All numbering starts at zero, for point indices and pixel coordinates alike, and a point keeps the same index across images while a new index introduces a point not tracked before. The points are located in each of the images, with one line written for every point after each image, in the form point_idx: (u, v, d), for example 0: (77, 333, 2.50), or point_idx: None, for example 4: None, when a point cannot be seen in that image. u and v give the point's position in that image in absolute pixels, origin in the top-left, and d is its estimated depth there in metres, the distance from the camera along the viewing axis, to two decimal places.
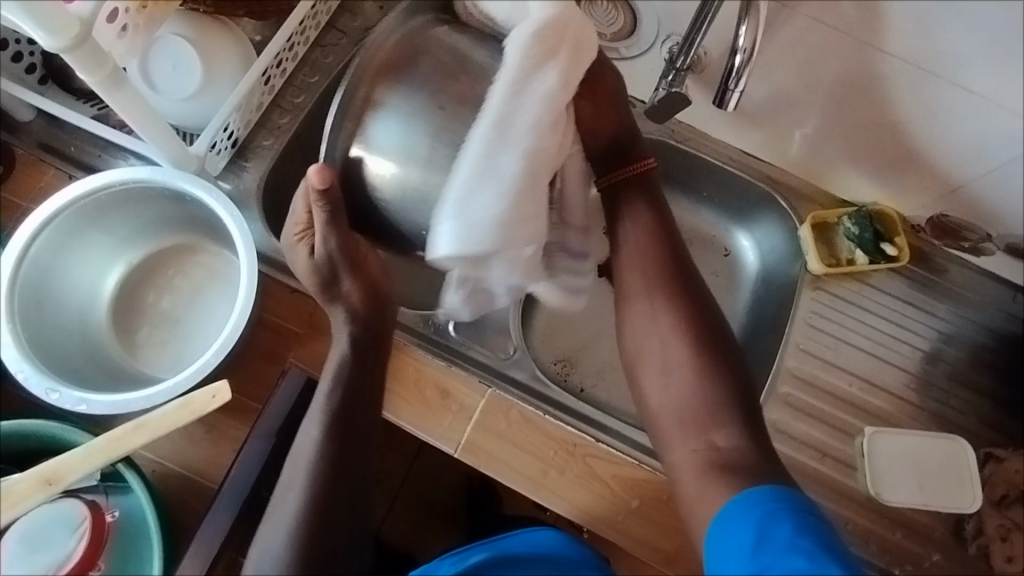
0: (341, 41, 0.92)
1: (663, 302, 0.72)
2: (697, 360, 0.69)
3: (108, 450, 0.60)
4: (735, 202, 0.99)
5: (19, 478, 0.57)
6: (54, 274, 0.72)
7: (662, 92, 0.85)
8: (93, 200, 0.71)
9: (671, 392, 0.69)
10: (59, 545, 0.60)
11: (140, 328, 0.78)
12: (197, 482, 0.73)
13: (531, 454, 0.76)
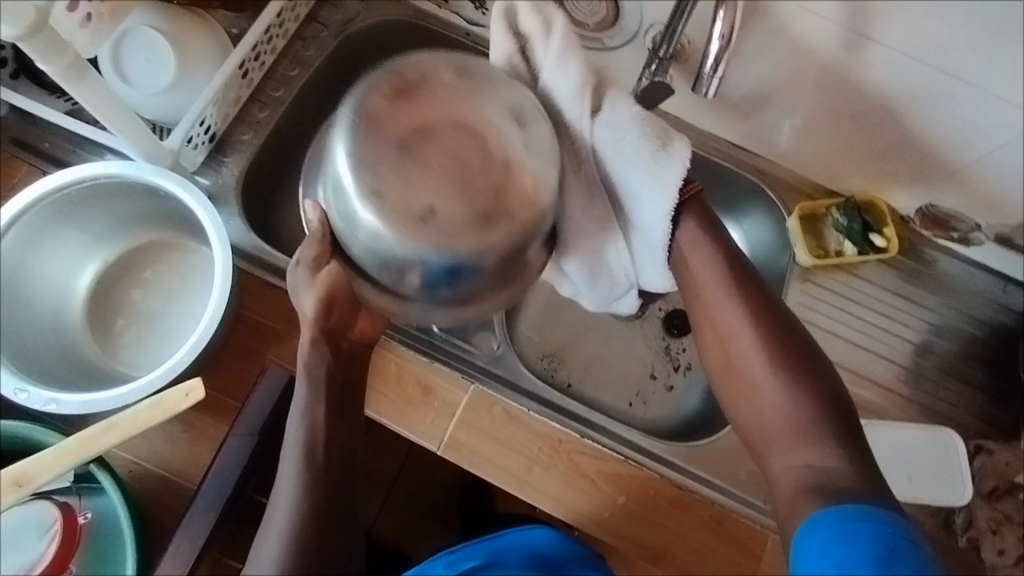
0: (321, 34, 0.92)
1: (745, 310, 0.66)
2: (789, 380, 0.63)
3: (82, 448, 0.59)
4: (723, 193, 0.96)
5: None
6: (27, 270, 0.71)
7: (646, 82, 0.84)
8: (65, 195, 0.70)
9: (770, 403, 0.63)
10: (29, 547, 0.59)
11: (116, 325, 0.77)
12: (174, 482, 0.71)
13: (515, 450, 0.75)
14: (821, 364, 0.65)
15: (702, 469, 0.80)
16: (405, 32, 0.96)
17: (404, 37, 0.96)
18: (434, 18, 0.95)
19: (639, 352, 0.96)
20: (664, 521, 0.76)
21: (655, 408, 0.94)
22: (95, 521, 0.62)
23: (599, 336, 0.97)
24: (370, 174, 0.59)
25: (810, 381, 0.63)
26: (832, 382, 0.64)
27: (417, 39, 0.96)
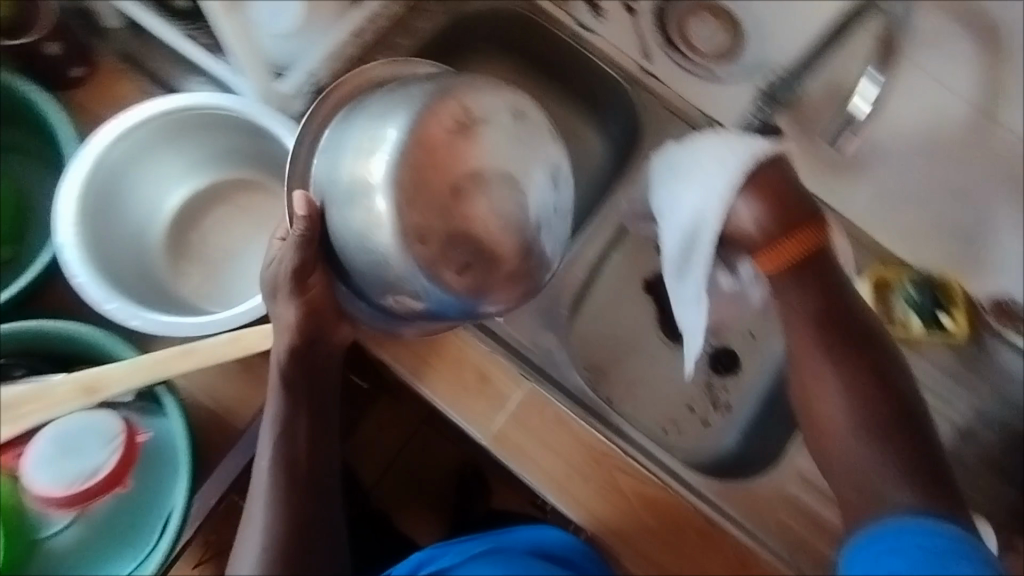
0: (435, 8, 0.92)
1: (839, 365, 0.67)
2: (877, 436, 0.65)
3: (154, 369, 0.59)
4: None
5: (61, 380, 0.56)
6: (125, 184, 0.72)
7: (756, 122, 0.85)
8: (176, 119, 0.70)
9: (850, 448, 0.66)
10: (90, 455, 0.59)
11: (194, 254, 0.77)
12: (224, 419, 0.72)
13: (558, 454, 0.76)
14: (917, 418, 0.66)
15: (733, 508, 0.80)
16: (514, 22, 0.96)
17: (512, 26, 0.97)
18: (545, 13, 0.95)
19: (682, 382, 0.96)
20: (688, 552, 0.77)
21: (686, 439, 0.95)
22: (155, 440, 0.64)
23: (645, 358, 0.97)
24: (404, 210, 0.58)
25: (902, 437, 0.65)
26: (926, 435, 0.66)
27: (525, 32, 0.97)
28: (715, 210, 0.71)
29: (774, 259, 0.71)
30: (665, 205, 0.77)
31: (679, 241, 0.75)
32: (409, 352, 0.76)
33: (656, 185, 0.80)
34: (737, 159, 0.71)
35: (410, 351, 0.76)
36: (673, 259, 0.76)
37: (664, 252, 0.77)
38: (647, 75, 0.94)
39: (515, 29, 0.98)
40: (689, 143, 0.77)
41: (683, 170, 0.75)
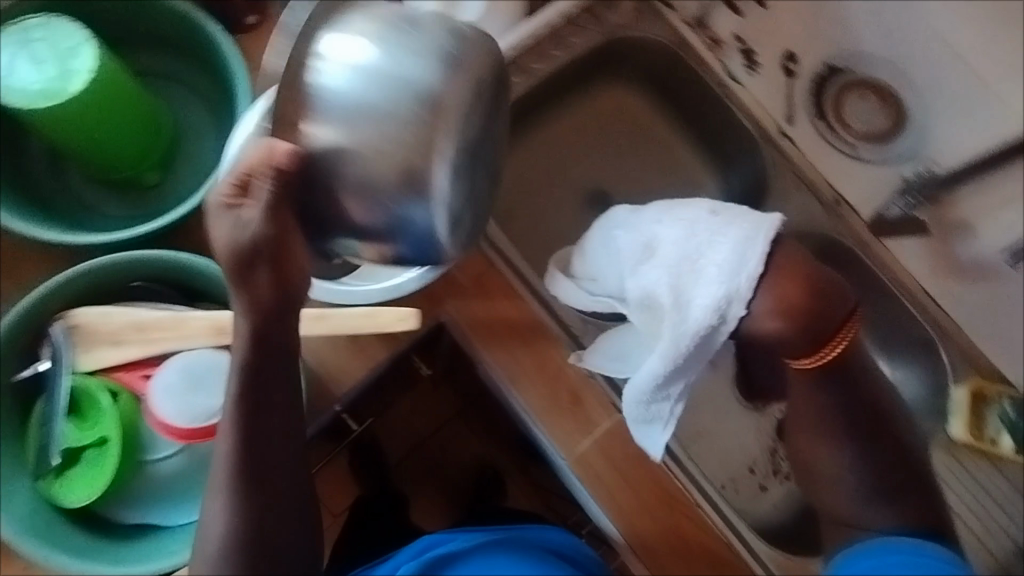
0: (592, 27, 0.93)
1: (853, 435, 0.67)
2: (885, 498, 0.67)
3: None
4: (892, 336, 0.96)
5: (202, 316, 0.62)
6: None
7: (899, 210, 0.94)
8: None
9: (844, 494, 0.69)
10: (210, 395, 0.60)
11: None
12: (324, 384, 0.73)
13: (632, 489, 0.77)
14: (924, 474, 0.69)
15: None
16: (662, 55, 0.98)
17: (660, 60, 0.99)
18: (695, 52, 0.96)
19: (747, 442, 0.97)
20: None
21: (743, 501, 0.93)
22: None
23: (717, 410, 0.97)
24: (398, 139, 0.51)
25: (909, 497, 0.68)
26: (929, 489, 0.69)
27: (672, 67, 0.99)
28: (738, 306, 0.63)
29: (801, 357, 0.64)
30: (665, 288, 0.67)
31: (689, 338, 0.65)
32: (512, 359, 0.78)
33: (636, 259, 0.71)
34: (754, 243, 0.63)
35: (513, 359, 0.78)
36: (675, 360, 0.66)
37: (661, 347, 0.67)
38: (782, 135, 0.95)
39: (662, 63, 0.99)
40: (676, 217, 0.70)
41: (696, 257, 0.66)
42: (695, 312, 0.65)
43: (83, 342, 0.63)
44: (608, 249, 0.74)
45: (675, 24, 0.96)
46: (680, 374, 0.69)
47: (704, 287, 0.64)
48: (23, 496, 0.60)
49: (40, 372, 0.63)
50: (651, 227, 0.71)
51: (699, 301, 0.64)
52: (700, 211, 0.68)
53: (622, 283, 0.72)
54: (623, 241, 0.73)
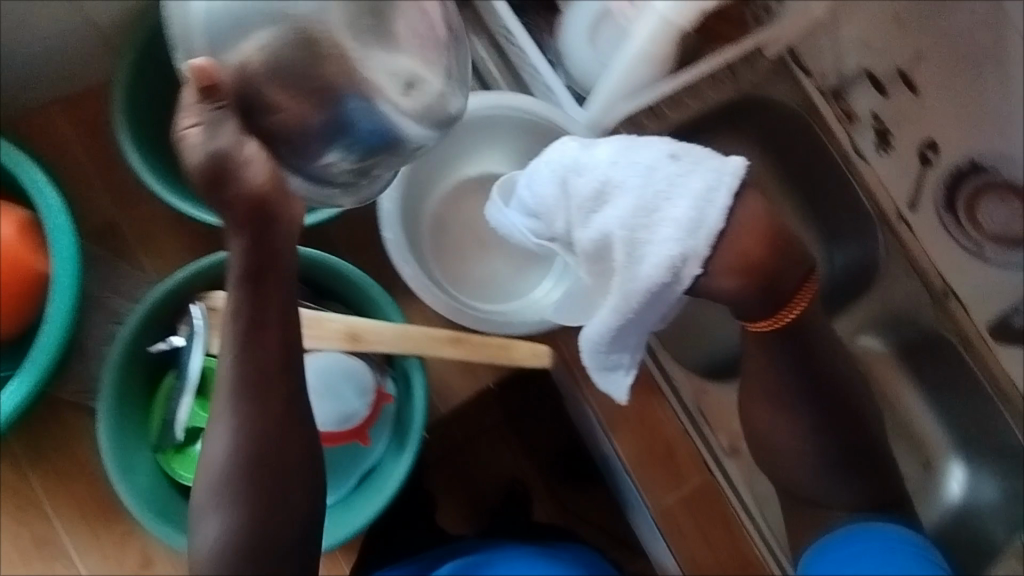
0: (727, 82, 0.94)
1: (780, 403, 0.73)
2: (838, 472, 0.74)
3: (414, 342, 0.63)
4: (976, 433, 0.97)
5: (340, 319, 0.61)
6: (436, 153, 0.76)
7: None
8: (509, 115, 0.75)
9: (806, 475, 0.75)
10: (344, 399, 0.64)
11: (449, 234, 0.79)
12: None
13: (711, 548, 0.80)
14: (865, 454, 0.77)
15: None
16: (788, 119, 0.97)
17: (784, 122, 0.97)
18: (823, 121, 0.95)
19: None
20: None
21: None
22: (395, 405, 0.67)
23: None
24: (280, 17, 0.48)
25: (847, 475, 0.75)
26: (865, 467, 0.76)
27: (795, 131, 0.97)
28: (693, 262, 0.59)
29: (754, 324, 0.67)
30: (624, 241, 0.61)
31: (642, 294, 0.61)
32: (615, 405, 0.79)
33: (586, 207, 0.63)
34: (714, 197, 0.58)
35: (616, 405, 0.79)
36: (627, 313, 0.63)
37: (614, 297, 0.63)
38: (901, 221, 0.94)
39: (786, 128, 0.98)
40: (629, 156, 0.61)
41: (619, 188, 0.61)
42: (647, 264, 0.60)
43: (220, 324, 0.62)
44: (543, 200, 0.66)
45: (807, 90, 0.94)
46: (637, 325, 0.65)
47: (658, 245, 0.59)
48: (144, 469, 0.61)
49: (174, 348, 0.64)
50: (604, 166, 0.62)
51: (653, 251, 0.59)
52: (659, 156, 0.60)
53: (570, 229, 0.65)
54: (564, 186, 0.64)
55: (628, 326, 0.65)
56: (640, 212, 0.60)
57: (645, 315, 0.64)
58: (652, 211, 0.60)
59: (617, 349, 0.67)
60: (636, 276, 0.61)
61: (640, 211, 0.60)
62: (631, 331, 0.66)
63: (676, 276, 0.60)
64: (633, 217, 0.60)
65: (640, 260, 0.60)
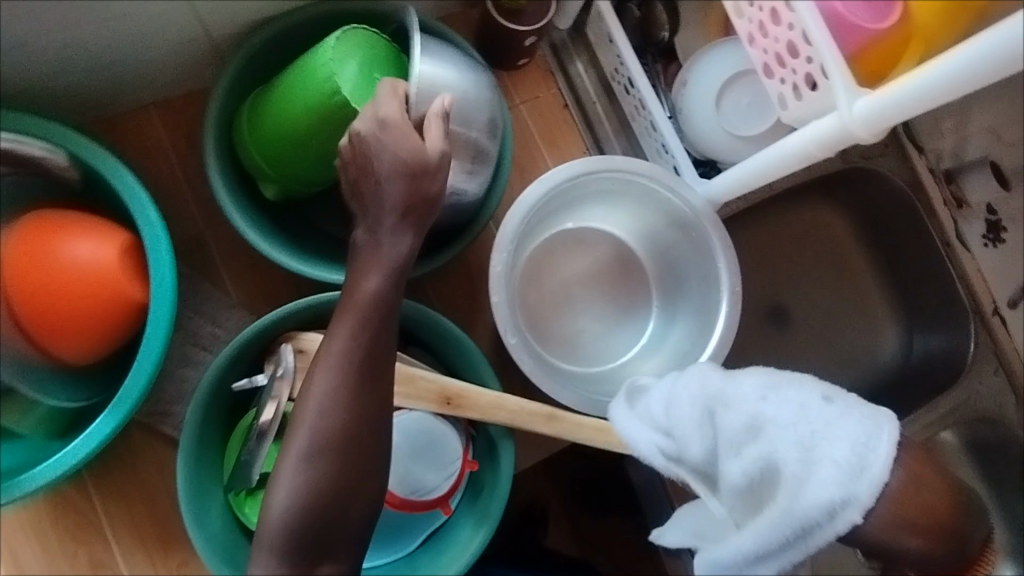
0: None
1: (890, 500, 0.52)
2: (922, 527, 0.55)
3: (504, 411, 0.60)
4: None
5: (435, 379, 0.58)
6: (544, 208, 0.73)
7: None
8: (625, 180, 0.71)
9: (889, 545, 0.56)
10: (433, 469, 0.62)
11: (539, 285, 0.78)
12: None
13: None
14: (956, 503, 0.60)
15: None
16: (891, 194, 0.93)
17: (885, 196, 0.95)
18: (927, 198, 0.91)
19: None
20: None
21: None
22: (477, 471, 0.65)
23: None
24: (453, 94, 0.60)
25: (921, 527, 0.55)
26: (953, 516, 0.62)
27: (895, 206, 0.94)
28: (860, 512, 0.49)
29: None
30: (791, 477, 0.50)
31: (789, 526, 0.50)
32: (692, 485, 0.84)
33: (741, 440, 0.53)
34: (876, 443, 0.50)
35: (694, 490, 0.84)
36: (771, 552, 0.51)
37: (767, 533, 0.50)
38: (995, 316, 0.89)
39: (886, 203, 0.95)
40: (787, 395, 0.53)
41: (770, 407, 0.53)
42: (813, 510, 0.49)
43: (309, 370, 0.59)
44: (679, 410, 0.57)
45: (919, 168, 0.91)
46: (769, 561, 0.51)
47: (818, 481, 0.49)
48: (217, 510, 0.58)
49: (256, 386, 0.61)
50: (757, 399, 0.54)
51: (799, 472, 0.50)
52: (813, 394, 0.53)
53: (715, 461, 0.55)
54: (713, 412, 0.55)
55: (746, 558, 0.51)
56: (795, 437, 0.51)
57: (789, 556, 0.51)
58: (796, 426, 0.52)
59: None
60: (775, 500, 0.51)
61: (800, 442, 0.51)
62: (759, 561, 0.52)
63: (821, 513, 0.49)
64: (792, 448, 0.51)
65: (788, 496, 0.50)
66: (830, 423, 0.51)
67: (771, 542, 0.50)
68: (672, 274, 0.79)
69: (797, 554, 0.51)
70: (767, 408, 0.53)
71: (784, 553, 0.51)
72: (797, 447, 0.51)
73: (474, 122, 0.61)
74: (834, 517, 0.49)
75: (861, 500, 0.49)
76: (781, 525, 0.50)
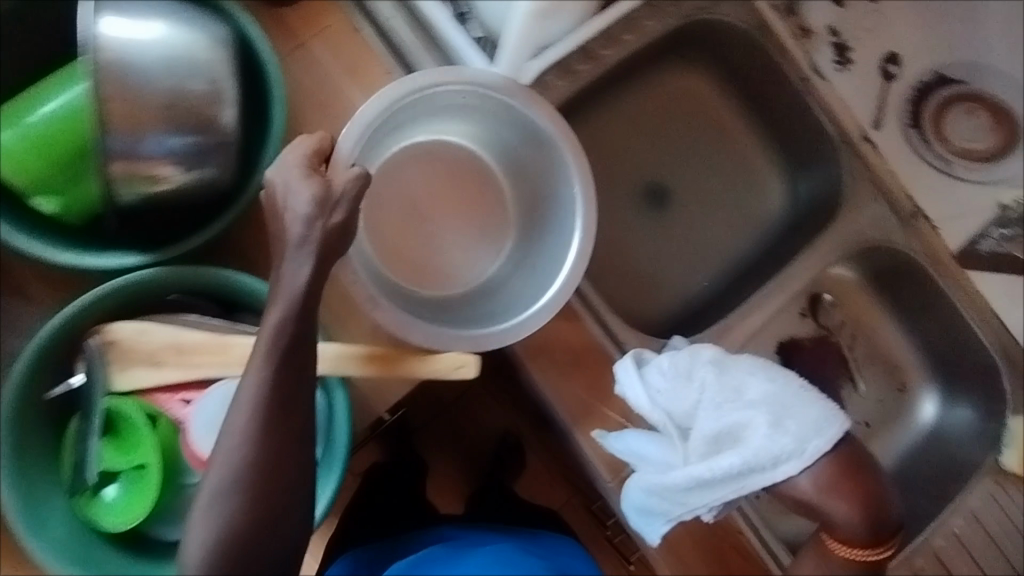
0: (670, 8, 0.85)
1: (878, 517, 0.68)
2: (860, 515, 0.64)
3: (335, 362, 0.62)
4: (943, 350, 0.95)
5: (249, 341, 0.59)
6: (383, 125, 0.70)
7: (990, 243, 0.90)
8: (466, 93, 0.70)
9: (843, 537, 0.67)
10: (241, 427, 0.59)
11: (388, 206, 0.75)
12: (366, 401, 0.70)
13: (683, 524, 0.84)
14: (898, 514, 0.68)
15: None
16: (739, 41, 0.88)
17: (734, 46, 0.90)
18: (776, 37, 0.86)
19: None
20: None
21: (776, 511, 0.91)
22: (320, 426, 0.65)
23: None
24: (176, 61, 0.55)
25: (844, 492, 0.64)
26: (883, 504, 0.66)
27: (748, 52, 0.89)
28: (796, 466, 0.63)
29: (840, 543, 0.66)
30: (756, 434, 0.65)
31: (741, 463, 0.64)
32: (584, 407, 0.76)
33: (731, 400, 0.68)
34: (826, 431, 0.64)
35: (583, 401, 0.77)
36: (708, 480, 0.66)
37: (714, 467, 0.66)
38: (865, 140, 0.88)
39: (738, 50, 0.90)
40: (773, 374, 0.68)
41: (747, 382, 0.69)
42: (750, 456, 0.64)
43: (121, 360, 0.58)
44: (678, 368, 0.70)
45: (760, 7, 0.86)
46: (711, 496, 0.67)
47: (772, 440, 0.64)
48: (62, 516, 0.58)
49: (75, 388, 0.60)
50: (742, 372, 0.69)
51: (760, 439, 0.64)
52: (795, 382, 0.68)
53: (693, 414, 0.69)
54: (714, 377, 0.69)
55: (692, 489, 0.68)
56: (761, 406, 0.67)
57: (724, 488, 0.67)
58: (768, 403, 0.67)
59: (678, 500, 0.69)
60: (729, 448, 0.67)
61: (762, 404, 0.67)
62: (702, 492, 0.67)
63: (755, 460, 0.64)
64: (757, 413, 0.66)
65: (742, 448, 0.65)
66: (788, 395, 0.67)
67: (725, 485, 0.66)
68: (535, 194, 0.77)
69: (730, 492, 0.66)
70: (745, 381, 0.69)
71: (722, 487, 0.67)
72: (764, 416, 0.66)
73: (195, 74, 0.55)
74: (765, 465, 0.64)
75: (791, 460, 0.64)
76: (724, 466, 0.65)
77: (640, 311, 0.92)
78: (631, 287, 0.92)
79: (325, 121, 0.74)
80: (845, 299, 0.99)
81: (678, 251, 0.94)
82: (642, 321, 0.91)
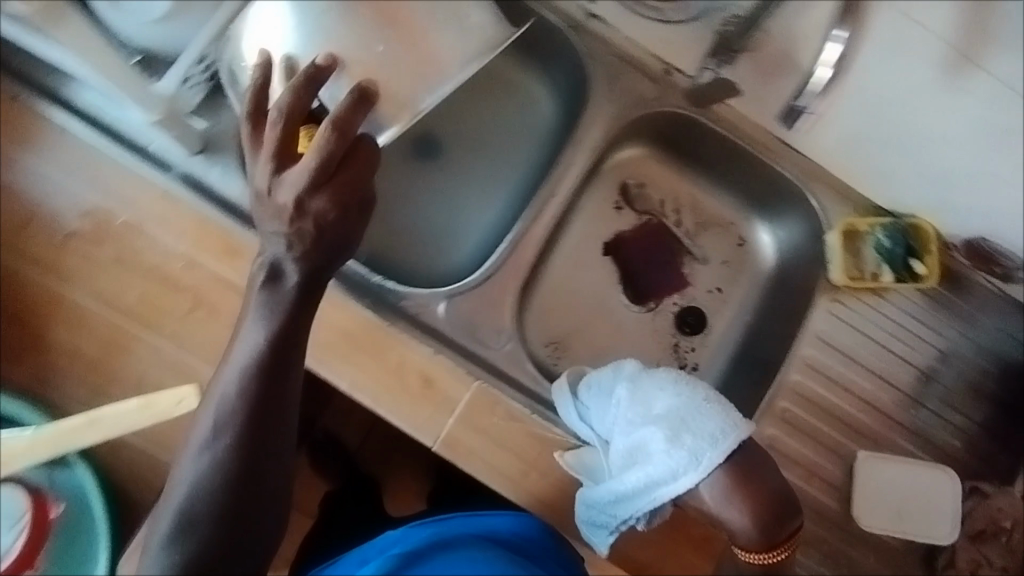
0: None
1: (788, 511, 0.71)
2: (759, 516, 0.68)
3: (60, 441, 0.54)
4: (755, 191, 0.94)
5: None
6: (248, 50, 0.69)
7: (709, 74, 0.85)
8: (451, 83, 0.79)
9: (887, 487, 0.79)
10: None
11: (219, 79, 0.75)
12: (153, 457, 0.69)
13: (513, 453, 0.74)
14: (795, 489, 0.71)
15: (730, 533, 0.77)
16: None
17: None
18: None
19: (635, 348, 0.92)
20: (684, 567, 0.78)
21: None
22: (66, 514, 0.65)
23: (609, 323, 0.94)
24: None
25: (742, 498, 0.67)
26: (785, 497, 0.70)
27: None
28: (699, 474, 0.67)
29: (743, 550, 0.70)
30: (661, 447, 0.69)
31: (648, 477, 0.69)
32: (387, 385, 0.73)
33: (640, 416, 0.72)
34: (725, 439, 0.68)
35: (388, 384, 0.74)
36: (626, 493, 0.70)
37: (630, 477, 0.70)
38: (591, 18, 0.85)
39: None
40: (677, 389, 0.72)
41: (655, 398, 0.73)
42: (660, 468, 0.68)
43: None
44: (600, 387, 0.76)
45: None
46: (635, 509, 0.70)
47: (676, 451, 0.68)
48: None
49: None
50: (652, 387, 0.74)
51: (666, 451, 0.69)
52: (699, 391, 0.72)
53: (613, 432, 0.74)
54: (629, 394, 0.74)
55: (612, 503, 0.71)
56: (669, 419, 0.71)
57: (641, 499, 0.70)
58: (674, 414, 0.71)
59: (600, 515, 0.71)
60: (641, 461, 0.71)
61: (669, 415, 0.71)
62: (624, 505, 0.70)
63: (664, 470, 0.68)
64: (665, 424, 0.70)
65: (653, 460, 0.69)
66: (696, 405, 0.71)
67: (640, 495, 0.70)
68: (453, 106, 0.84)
69: (646, 503, 0.70)
70: (654, 398, 0.73)
71: (639, 498, 0.70)
72: (671, 429, 0.70)
73: None
74: (669, 473, 0.68)
75: (692, 469, 0.67)
76: (638, 477, 0.70)
77: (443, 264, 0.89)
78: (427, 243, 0.89)
79: (16, 199, 0.71)
80: (648, 176, 0.97)
81: (463, 192, 0.91)
82: (443, 278, 0.89)
